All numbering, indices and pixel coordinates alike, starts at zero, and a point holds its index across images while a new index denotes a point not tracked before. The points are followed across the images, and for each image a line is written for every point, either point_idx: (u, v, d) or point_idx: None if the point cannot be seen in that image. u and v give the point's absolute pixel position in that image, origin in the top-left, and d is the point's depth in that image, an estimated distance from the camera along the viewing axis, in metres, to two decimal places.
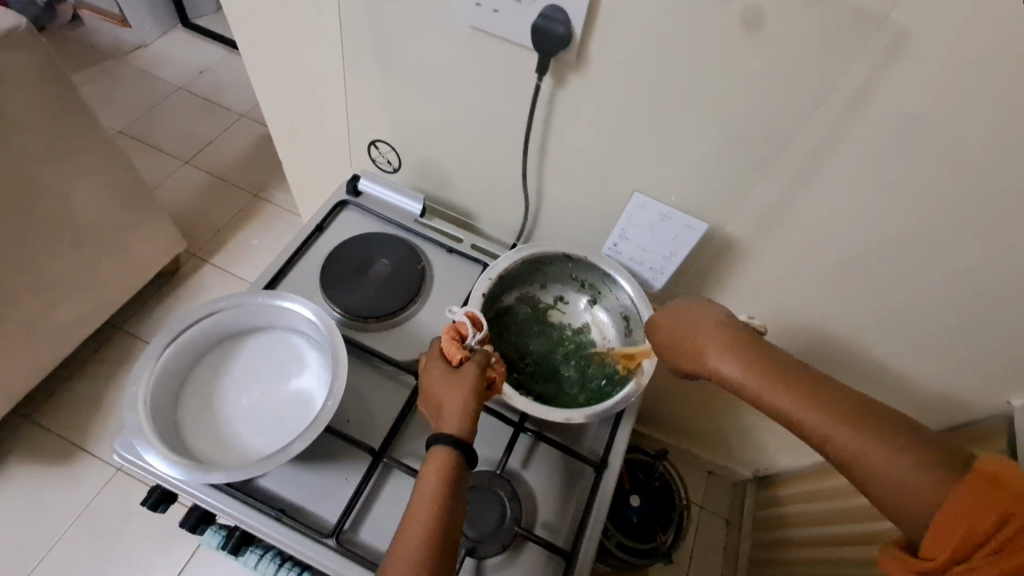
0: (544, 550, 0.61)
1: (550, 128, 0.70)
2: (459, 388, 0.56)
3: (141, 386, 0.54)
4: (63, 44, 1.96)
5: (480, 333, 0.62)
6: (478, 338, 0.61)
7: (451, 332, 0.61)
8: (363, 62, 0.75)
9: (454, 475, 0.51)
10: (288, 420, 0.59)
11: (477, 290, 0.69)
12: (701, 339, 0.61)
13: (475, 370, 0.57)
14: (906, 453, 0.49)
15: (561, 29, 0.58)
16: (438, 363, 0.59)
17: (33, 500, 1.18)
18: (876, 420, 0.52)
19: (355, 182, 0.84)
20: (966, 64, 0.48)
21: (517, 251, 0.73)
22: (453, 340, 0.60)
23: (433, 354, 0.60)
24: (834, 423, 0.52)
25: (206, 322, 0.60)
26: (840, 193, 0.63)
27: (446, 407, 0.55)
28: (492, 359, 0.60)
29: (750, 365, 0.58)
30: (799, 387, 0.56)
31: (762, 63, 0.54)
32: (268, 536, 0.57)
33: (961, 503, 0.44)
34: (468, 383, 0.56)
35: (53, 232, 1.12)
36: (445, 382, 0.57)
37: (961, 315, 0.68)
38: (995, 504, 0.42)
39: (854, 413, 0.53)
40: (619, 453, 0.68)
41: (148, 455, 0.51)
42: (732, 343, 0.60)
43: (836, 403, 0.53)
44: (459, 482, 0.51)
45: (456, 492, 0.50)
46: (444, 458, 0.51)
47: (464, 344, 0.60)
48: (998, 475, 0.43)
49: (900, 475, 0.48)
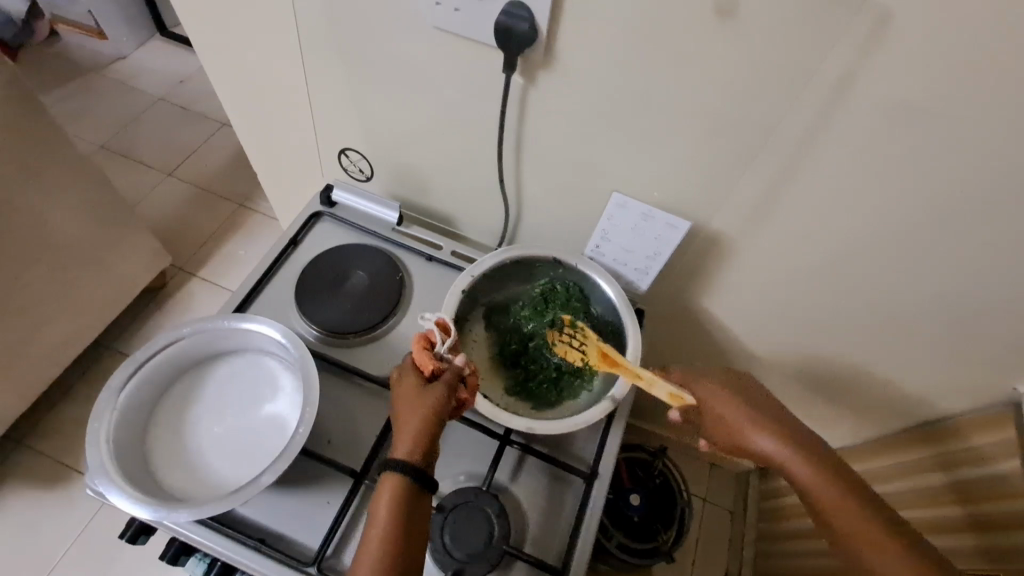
0: (534, 567, 0.60)
1: (524, 128, 0.68)
2: (422, 399, 0.54)
3: (103, 423, 0.52)
4: (40, 61, 1.93)
5: (450, 339, 0.60)
6: (447, 346, 0.59)
7: (421, 342, 0.59)
8: (327, 68, 0.72)
9: (413, 495, 0.50)
10: (263, 447, 0.57)
11: (458, 286, 0.69)
12: (733, 407, 0.61)
13: (442, 382, 0.56)
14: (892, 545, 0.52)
15: (526, 25, 0.55)
16: (406, 373, 0.57)
17: (28, 525, 1.17)
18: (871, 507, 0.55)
19: (328, 192, 0.81)
20: (950, 43, 0.46)
21: (503, 252, 0.71)
22: (423, 349, 0.58)
23: (404, 365, 0.58)
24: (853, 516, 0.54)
25: (171, 350, 0.58)
26: (827, 183, 0.60)
27: (406, 419, 0.53)
28: (464, 372, 0.58)
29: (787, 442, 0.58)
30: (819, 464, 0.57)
31: (736, 52, 0.51)
32: (248, 567, 0.55)
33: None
34: (433, 395, 0.54)
35: (33, 256, 1.10)
36: (409, 395, 0.55)
37: (958, 301, 0.65)
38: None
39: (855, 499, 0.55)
40: (609, 462, 0.66)
41: (113, 495, 0.49)
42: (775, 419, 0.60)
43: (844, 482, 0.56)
44: (414, 504, 0.50)
45: (412, 516, 0.49)
46: (399, 479, 0.50)
47: (433, 352, 0.58)
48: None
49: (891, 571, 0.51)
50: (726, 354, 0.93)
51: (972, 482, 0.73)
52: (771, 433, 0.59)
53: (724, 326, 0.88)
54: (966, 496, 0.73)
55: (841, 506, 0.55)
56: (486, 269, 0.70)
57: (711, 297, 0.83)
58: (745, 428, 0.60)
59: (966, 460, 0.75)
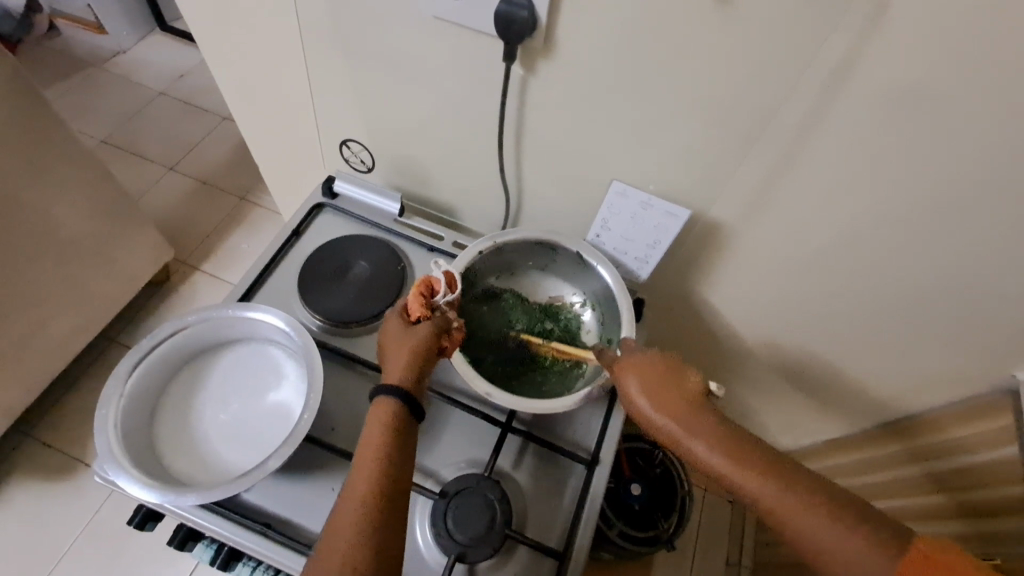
0: (535, 551, 0.61)
1: (524, 118, 0.68)
2: (409, 341, 0.56)
3: (112, 409, 0.53)
4: (40, 56, 1.93)
5: (450, 294, 0.62)
6: (445, 297, 0.62)
7: (419, 287, 0.61)
8: (326, 58, 0.72)
9: (400, 425, 0.51)
10: (267, 433, 0.58)
11: (476, 247, 0.70)
12: (667, 413, 0.56)
13: (431, 330, 0.58)
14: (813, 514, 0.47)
15: (525, 13, 0.55)
16: (399, 316, 0.60)
17: (37, 516, 1.19)
18: (788, 480, 0.50)
19: (330, 183, 0.82)
20: (948, 28, 0.46)
21: (516, 231, 0.72)
22: (419, 296, 0.61)
23: (397, 309, 0.61)
24: (800, 512, 0.48)
25: (176, 338, 0.59)
26: (826, 170, 0.60)
27: (394, 358, 0.56)
28: (452, 324, 0.60)
29: (724, 445, 0.53)
30: (728, 444, 0.53)
31: (735, 38, 0.51)
32: (254, 551, 0.56)
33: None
34: (420, 339, 0.57)
35: (37, 249, 1.11)
36: (398, 335, 0.57)
37: (958, 289, 0.66)
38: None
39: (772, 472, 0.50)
40: (610, 449, 0.67)
41: (121, 480, 0.50)
42: (708, 422, 0.55)
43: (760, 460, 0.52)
44: (402, 437, 0.51)
45: (398, 454, 0.49)
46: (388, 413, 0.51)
47: (428, 300, 0.61)
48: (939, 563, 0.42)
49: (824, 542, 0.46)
50: (726, 344, 0.94)
51: (977, 468, 0.75)
52: (705, 436, 0.54)
53: (724, 315, 0.88)
54: (974, 481, 0.75)
55: (786, 507, 0.48)
56: (505, 241, 0.71)
57: (712, 286, 0.83)
58: (681, 436, 0.55)
59: (970, 448, 0.76)
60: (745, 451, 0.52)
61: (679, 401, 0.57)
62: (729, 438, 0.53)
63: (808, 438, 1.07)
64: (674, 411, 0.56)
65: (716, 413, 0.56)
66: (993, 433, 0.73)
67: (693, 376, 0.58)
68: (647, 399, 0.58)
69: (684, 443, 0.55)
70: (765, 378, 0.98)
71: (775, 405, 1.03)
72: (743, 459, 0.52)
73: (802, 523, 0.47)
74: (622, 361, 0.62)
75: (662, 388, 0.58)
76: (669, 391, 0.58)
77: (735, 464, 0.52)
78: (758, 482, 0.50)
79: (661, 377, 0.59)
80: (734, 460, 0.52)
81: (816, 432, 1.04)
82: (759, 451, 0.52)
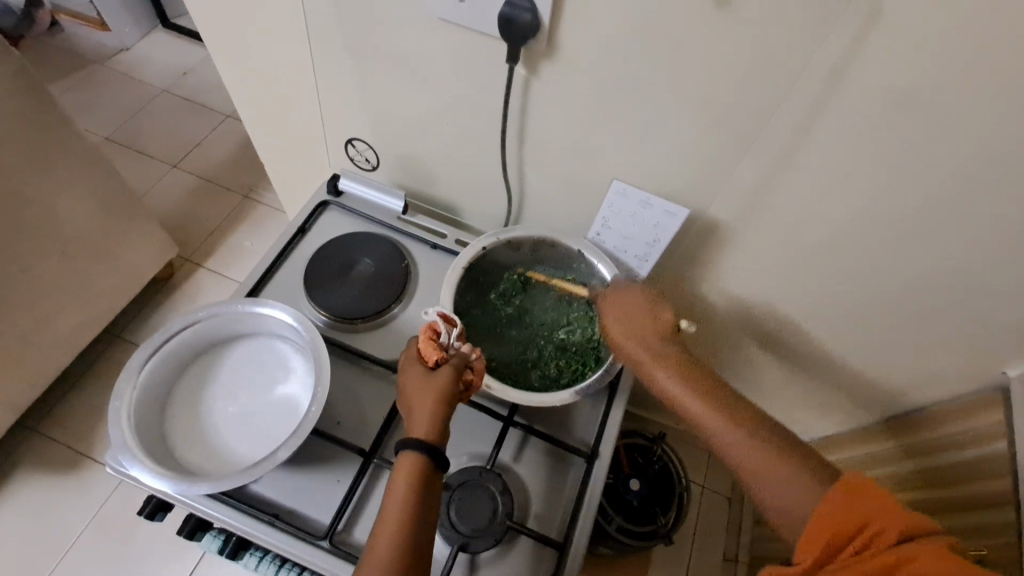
0: (536, 542, 0.62)
1: (526, 118, 0.69)
2: (429, 398, 0.55)
3: (124, 402, 0.55)
4: (43, 53, 1.94)
5: (456, 330, 0.61)
6: (455, 336, 0.60)
7: (428, 333, 0.60)
8: (333, 58, 0.73)
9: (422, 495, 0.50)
10: (276, 425, 0.59)
11: (480, 243, 0.72)
12: (640, 340, 0.67)
13: (449, 380, 0.56)
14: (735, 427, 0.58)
15: (529, 16, 0.56)
16: (414, 364, 0.58)
17: (44, 509, 1.20)
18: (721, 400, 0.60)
19: (335, 182, 0.83)
20: (939, 31, 0.47)
21: (524, 229, 0.74)
22: (430, 342, 0.60)
23: (411, 357, 0.59)
24: (737, 433, 0.57)
25: (186, 333, 0.60)
26: (823, 171, 0.61)
27: (418, 410, 0.54)
28: (470, 365, 0.59)
29: (682, 371, 0.64)
30: (677, 367, 0.64)
31: (734, 41, 0.53)
32: (262, 540, 0.58)
33: (833, 505, 0.48)
34: (439, 395, 0.55)
35: (42, 244, 1.12)
36: (417, 389, 0.56)
37: (951, 289, 0.67)
38: (854, 512, 0.47)
39: (710, 391, 0.61)
40: (609, 442, 0.68)
41: (134, 469, 0.52)
42: (677, 356, 0.66)
43: (704, 382, 0.63)
44: (424, 511, 0.50)
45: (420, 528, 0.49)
46: (411, 484, 0.50)
47: (440, 343, 0.60)
48: (858, 488, 0.49)
49: (738, 446, 0.57)
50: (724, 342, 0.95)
51: (964, 464, 0.76)
52: (661, 359, 0.65)
53: (723, 313, 0.89)
54: (960, 478, 0.76)
55: (736, 438, 0.57)
56: (512, 237, 0.74)
57: (711, 285, 0.84)
58: (648, 361, 0.65)
59: (962, 444, 0.78)
60: (702, 378, 0.63)
61: (650, 334, 0.68)
62: (690, 367, 0.64)
63: (805, 434, 1.09)
64: (646, 342, 0.67)
65: (680, 347, 0.67)
66: (982, 431, 0.75)
67: (667, 313, 0.70)
68: (625, 332, 0.68)
69: (648, 367, 0.65)
70: (761, 376, 0.99)
71: (773, 402, 1.05)
72: (699, 385, 0.62)
73: (743, 443, 0.56)
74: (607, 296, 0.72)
75: (641, 323, 0.69)
76: (643, 325, 0.69)
77: (682, 382, 0.63)
78: (709, 406, 0.60)
79: (638, 312, 0.69)
80: (683, 381, 0.63)
81: (812, 428, 1.06)
82: (715, 382, 0.63)
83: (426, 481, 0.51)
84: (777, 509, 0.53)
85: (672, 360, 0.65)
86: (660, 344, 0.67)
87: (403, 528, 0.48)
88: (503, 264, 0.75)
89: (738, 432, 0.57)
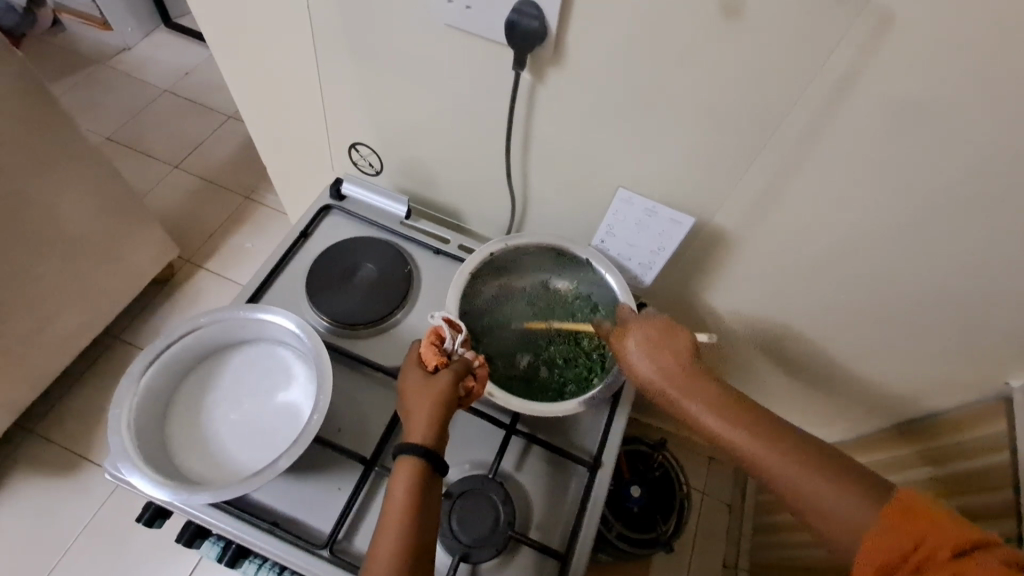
0: (538, 553, 0.62)
1: (531, 125, 0.69)
2: (432, 401, 0.54)
3: (124, 408, 0.54)
4: (45, 52, 1.93)
5: (460, 335, 0.60)
6: (459, 343, 0.60)
7: (432, 336, 0.60)
8: (337, 62, 0.73)
9: (427, 498, 0.50)
10: (277, 433, 0.59)
11: (488, 249, 0.72)
12: (664, 373, 0.61)
13: (453, 384, 0.56)
14: (780, 454, 0.52)
15: (536, 24, 0.56)
16: (416, 368, 0.58)
17: (40, 511, 1.19)
18: (758, 425, 0.55)
19: (338, 186, 0.83)
20: (950, 42, 0.47)
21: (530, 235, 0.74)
22: (433, 345, 0.59)
23: (413, 359, 0.59)
24: (783, 461, 0.52)
25: (188, 339, 0.60)
26: (829, 181, 0.61)
27: (418, 415, 0.54)
28: (474, 370, 0.59)
29: (713, 401, 0.58)
30: (706, 395, 0.58)
31: (743, 51, 0.52)
32: (262, 549, 0.57)
33: (890, 538, 0.45)
34: (444, 399, 0.55)
35: (42, 245, 1.11)
36: (420, 391, 0.55)
37: (956, 300, 0.67)
38: (910, 535, 0.44)
39: (743, 417, 0.56)
40: (612, 451, 0.68)
41: (133, 477, 0.51)
42: (704, 382, 0.59)
43: (738, 409, 0.57)
44: (428, 516, 0.49)
45: (425, 531, 0.49)
46: (416, 487, 0.50)
47: (442, 348, 0.59)
48: (918, 510, 0.45)
49: (784, 475, 0.52)
50: (727, 349, 0.95)
51: (966, 475, 0.76)
52: (689, 389, 0.59)
53: (726, 321, 0.89)
54: (961, 488, 0.76)
55: (779, 466, 0.52)
56: (519, 243, 0.73)
57: (714, 293, 0.84)
58: (672, 394, 0.60)
59: (964, 455, 0.77)
60: (730, 403, 0.57)
61: (674, 364, 0.61)
62: (722, 395, 0.58)
63: None
64: (669, 372, 0.61)
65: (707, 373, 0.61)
66: (983, 441, 0.75)
67: (686, 336, 0.63)
68: (647, 362, 0.62)
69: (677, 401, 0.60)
70: (764, 384, 0.99)
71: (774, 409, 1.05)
72: (729, 412, 0.56)
73: (788, 471, 0.51)
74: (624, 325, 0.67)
75: (660, 351, 0.63)
76: (664, 356, 0.62)
77: (716, 414, 0.57)
78: (745, 433, 0.54)
79: (656, 340, 0.64)
80: (714, 409, 0.57)
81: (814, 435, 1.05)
82: (745, 403, 0.57)
83: (425, 488, 0.50)
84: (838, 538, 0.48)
85: (701, 387, 0.59)
86: (687, 371, 0.60)
87: (402, 537, 0.48)
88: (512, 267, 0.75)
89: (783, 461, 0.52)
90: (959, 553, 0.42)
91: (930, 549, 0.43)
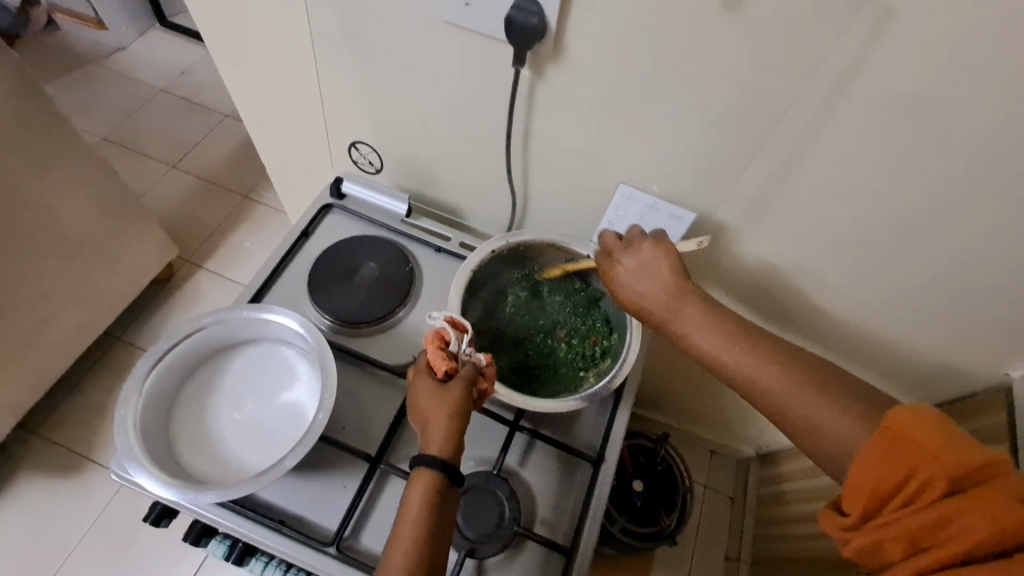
0: (543, 547, 0.62)
1: (531, 121, 0.69)
2: (442, 414, 0.54)
3: (129, 410, 0.55)
4: (38, 53, 1.92)
5: (466, 337, 0.60)
6: (465, 344, 0.59)
7: (435, 342, 0.59)
8: (335, 59, 0.73)
9: (438, 517, 0.49)
10: (283, 433, 0.59)
11: (490, 246, 0.72)
12: (644, 290, 0.62)
13: (461, 394, 0.56)
14: (756, 360, 0.54)
15: (536, 20, 0.56)
16: (425, 378, 0.58)
17: (44, 512, 1.20)
18: (744, 338, 0.56)
19: (338, 184, 0.83)
20: (953, 33, 0.47)
21: (530, 232, 0.74)
22: (438, 352, 0.59)
23: (422, 369, 0.59)
24: (751, 362, 0.54)
25: (191, 340, 0.60)
26: (827, 177, 0.62)
27: (432, 425, 0.54)
28: (482, 373, 0.59)
29: (708, 321, 0.58)
30: (702, 313, 0.59)
31: (744, 44, 0.52)
32: (268, 547, 0.58)
33: (878, 458, 0.43)
34: (453, 409, 0.55)
35: (42, 247, 1.11)
36: (430, 404, 0.55)
37: (956, 293, 0.67)
38: (900, 463, 0.41)
39: (726, 329, 0.57)
40: (615, 446, 0.68)
41: (141, 477, 0.52)
42: (678, 284, 0.60)
43: (727, 325, 0.57)
44: (442, 531, 0.50)
45: (438, 546, 0.49)
46: (427, 505, 0.50)
47: (448, 352, 0.59)
48: (910, 436, 0.42)
49: (755, 372, 0.54)
50: None
51: None
52: (683, 311, 0.59)
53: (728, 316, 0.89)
54: None
55: (750, 368, 0.54)
56: (522, 241, 0.73)
57: (716, 287, 0.84)
58: (682, 329, 0.59)
59: None
60: (721, 327, 0.57)
61: (663, 292, 0.61)
62: (748, 336, 0.56)
63: None
64: (654, 292, 0.61)
65: (720, 309, 0.59)
66: (987, 433, 0.75)
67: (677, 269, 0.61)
68: (643, 296, 0.62)
69: (680, 331, 0.59)
70: None
71: None
72: (744, 346, 0.55)
73: (755, 376, 0.53)
74: (613, 254, 0.65)
75: (664, 287, 0.61)
76: (666, 286, 0.61)
77: (704, 327, 0.58)
78: (726, 345, 0.56)
79: (657, 274, 0.62)
80: (705, 323, 0.58)
81: None
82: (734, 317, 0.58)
83: (443, 497, 0.50)
84: (818, 441, 0.49)
85: (703, 311, 0.59)
86: (678, 288, 0.60)
87: (422, 547, 0.48)
88: (523, 264, 0.76)
89: (757, 363, 0.54)
90: (954, 486, 0.40)
91: (921, 480, 0.40)
